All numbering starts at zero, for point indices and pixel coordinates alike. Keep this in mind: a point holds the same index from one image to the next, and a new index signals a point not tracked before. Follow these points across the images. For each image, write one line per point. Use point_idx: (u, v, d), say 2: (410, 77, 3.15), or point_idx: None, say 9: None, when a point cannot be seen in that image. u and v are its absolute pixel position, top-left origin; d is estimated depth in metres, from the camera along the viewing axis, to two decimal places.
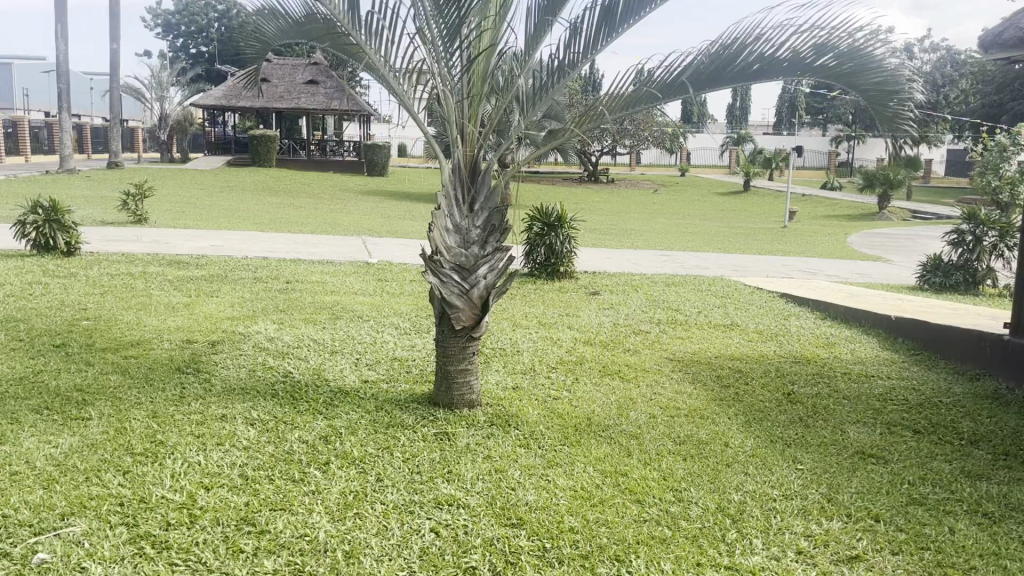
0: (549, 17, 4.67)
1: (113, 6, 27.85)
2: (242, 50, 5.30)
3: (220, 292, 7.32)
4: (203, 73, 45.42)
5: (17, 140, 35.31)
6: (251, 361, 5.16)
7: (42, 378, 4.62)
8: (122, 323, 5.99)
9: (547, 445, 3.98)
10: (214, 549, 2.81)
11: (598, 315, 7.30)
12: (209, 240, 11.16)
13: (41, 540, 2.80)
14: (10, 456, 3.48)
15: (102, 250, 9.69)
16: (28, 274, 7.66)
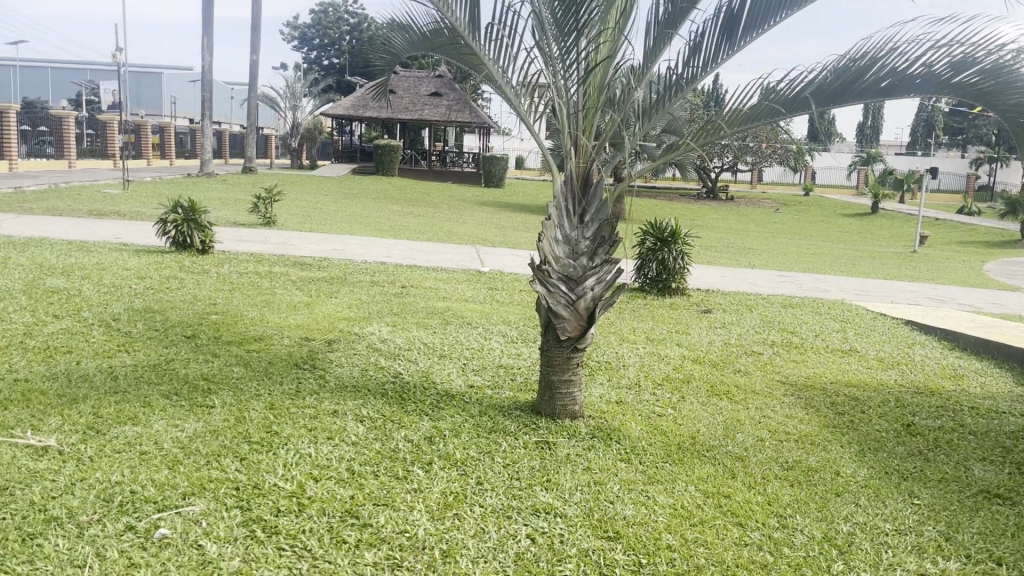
0: (669, 31, 4.66)
1: (255, 19, 29.50)
2: (371, 62, 5.51)
3: (339, 294, 7.61)
4: (333, 84, 47.39)
5: (163, 145, 37.80)
6: (364, 361, 5.34)
7: (173, 366, 4.93)
8: (248, 318, 6.32)
9: (649, 462, 3.94)
10: (319, 537, 2.93)
11: (708, 333, 7.17)
12: (331, 244, 11.62)
13: (163, 517, 2.99)
14: (141, 436, 3.74)
15: (233, 249, 10.26)
16: (166, 268, 8.19)
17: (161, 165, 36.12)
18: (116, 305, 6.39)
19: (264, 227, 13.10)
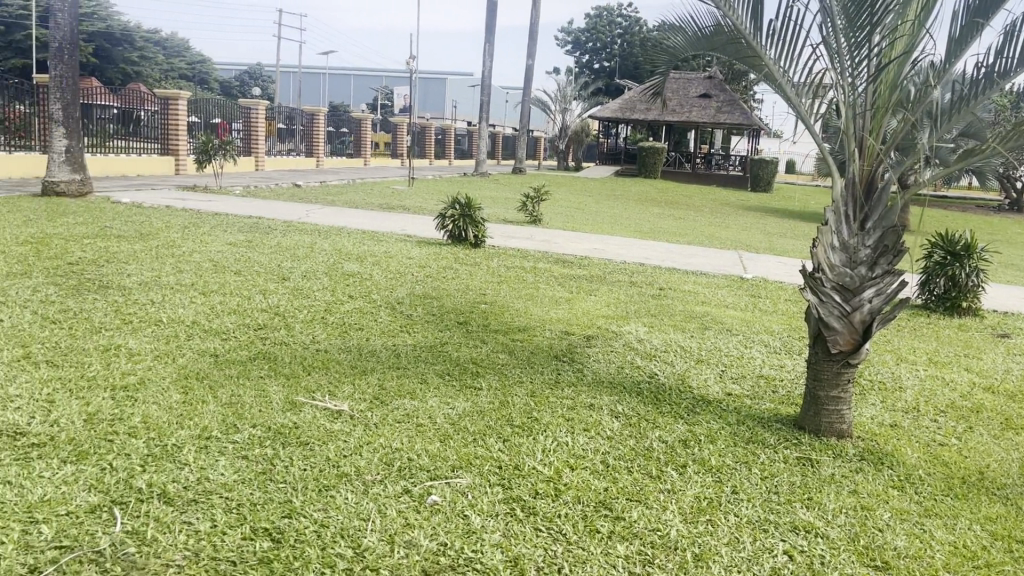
0: (980, 21, 4.24)
1: (534, 25, 30.85)
2: (646, 64, 5.56)
3: (599, 292, 7.76)
4: (603, 87, 48.21)
5: (444, 145, 40.70)
6: (621, 359, 5.41)
7: (447, 348, 5.32)
8: (514, 310, 6.65)
9: (926, 493, 3.62)
10: (574, 524, 3.03)
11: (1004, 361, 6.40)
12: (594, 243, 11.87)
13: (434, 485, 3.24)
14: (417, 410, 4.09)
15: (502, 244, 10.83)
16: (443, 259, 8.84)
17: (441, 164, 38.91)
18: (399, 289, 7.02)
19: (530, 224, 13.67)
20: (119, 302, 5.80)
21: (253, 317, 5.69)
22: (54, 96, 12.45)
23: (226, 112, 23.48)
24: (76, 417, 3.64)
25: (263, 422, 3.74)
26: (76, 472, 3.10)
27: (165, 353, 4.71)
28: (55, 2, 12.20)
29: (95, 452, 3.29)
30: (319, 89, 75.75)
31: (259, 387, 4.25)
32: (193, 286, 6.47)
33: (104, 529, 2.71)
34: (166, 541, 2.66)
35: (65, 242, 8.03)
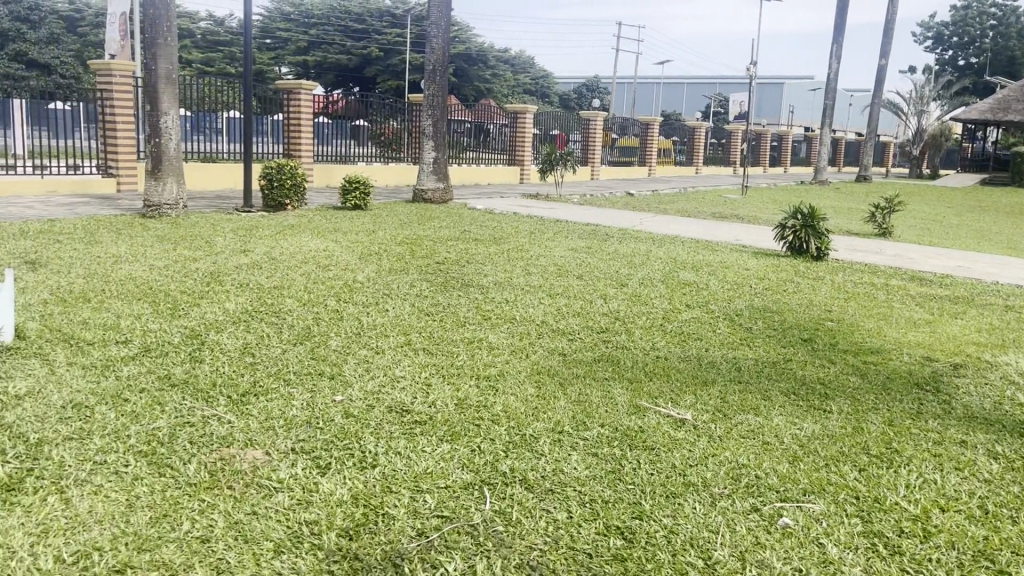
0: None
1: (889, 22, 28.49)
2: None
3: (967, 315, 6.94)
4: (969, 86, 43.09)
5: (781, 153, 39.10)
6: (998, 393, 4.78)
7: (792, 366, 5.10)
8: (865, 329, 6.18)
9: None
10: (947, 571, 2.74)
11: None
12: (958, 261, 10.63)
13: (786, 507, 3.13)
14: (764, 427, 3.97)
15: (849, 258, 10.14)
16: (782, 272, 8.49)
17: (775, 173, 37.44)
18: (739, 301, 6.87)
19: (879, 237, 12.61)
20: (478, 299, 6.39)
21: (596, 320, 5.93)
22: (426, 113, 14.05)
23: (567, 123, 24.76)
24: (449, 400, 4.07)
25: (612, 423, 3.88)
26: (451, 450, 3.47)
27: (520, 349, 5.08)
28: (431, 29, 13.76)
29: (466, 434, 3.66)
30: (653, 100, 76.95)
31: (605, 389, 4.41)
32: (541, 288, 6.91)
33: (476, 505, 3.00)
34: (529, 525, 2.87)
35: (432, 244, 9.02)
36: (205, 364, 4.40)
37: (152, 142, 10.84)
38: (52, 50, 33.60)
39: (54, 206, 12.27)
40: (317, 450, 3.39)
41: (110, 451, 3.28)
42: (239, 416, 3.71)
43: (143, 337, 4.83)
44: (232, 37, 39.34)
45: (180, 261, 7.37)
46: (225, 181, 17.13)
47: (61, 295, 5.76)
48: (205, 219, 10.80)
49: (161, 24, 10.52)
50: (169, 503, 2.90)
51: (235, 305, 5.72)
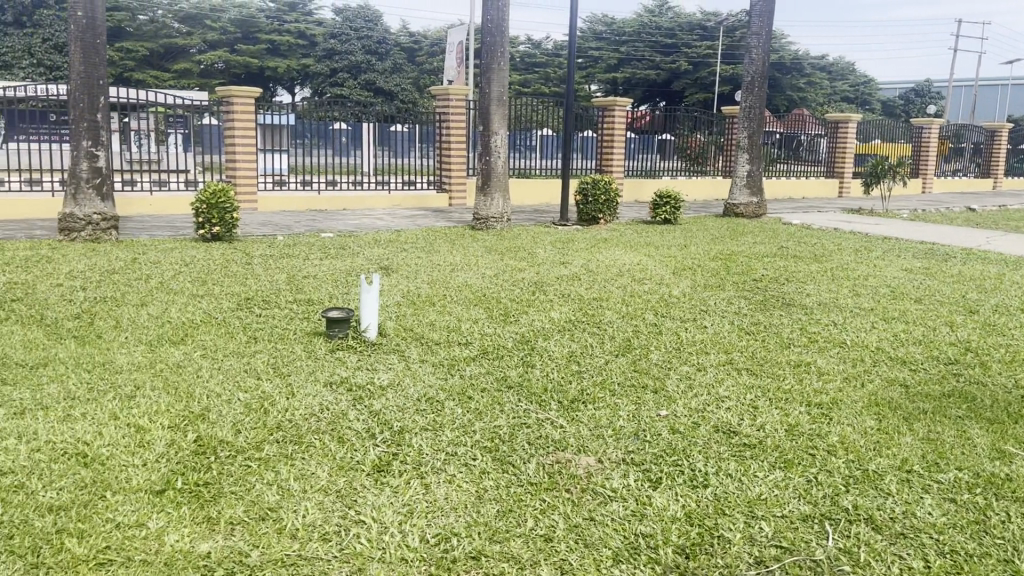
0: None
1: None
2: None
3: None
4: None
5: None
6: None
7: None
8: None
9: None
10: None
11: None
12: None
13: None
14: None
15: None
16: None
17: None
18: None
19: None
20: (804, 320, 6.06)
21: (941, 350, 5.35)
22: (742, 126, 13.79)
23: (896, 133, 22.76)
24: (779, 425, 3.89)
25: (972, 467, 3.46)
26: (785, 479, 3.31)
27: (854, 376, 4.73)
28: (752, 39, 13.49)
29: (799, 462, 3.47)
30: (999, 103, 68.37)
31: (958, 428, 3.95)
32: (873, 311, 6.40)
33: (818, 540, 2.83)
34: (880, 569, 2.66)
35: (748, 260, 8.77)
36: (536, 369, 4.65)
37: (483, 160, 11.74)
38: (395, 79, 37.82)
39: (398, 218, 13.78)
40: (647, 464, 3.41)
41: (459, 444, 3.58)
42: (570, 422, 3.86)
43: (480, 340, 5.23)
44: (548, 58, 41.34)
45: (507, 271, 7.89)
46: (543, 196, 18.13)
47: (410, 298, 6.42)
48: (526, 232, 11.48)
49: (496, 50, 11.35)
50: (513, 499, 3.10)
51: (560, 314, 5.98)
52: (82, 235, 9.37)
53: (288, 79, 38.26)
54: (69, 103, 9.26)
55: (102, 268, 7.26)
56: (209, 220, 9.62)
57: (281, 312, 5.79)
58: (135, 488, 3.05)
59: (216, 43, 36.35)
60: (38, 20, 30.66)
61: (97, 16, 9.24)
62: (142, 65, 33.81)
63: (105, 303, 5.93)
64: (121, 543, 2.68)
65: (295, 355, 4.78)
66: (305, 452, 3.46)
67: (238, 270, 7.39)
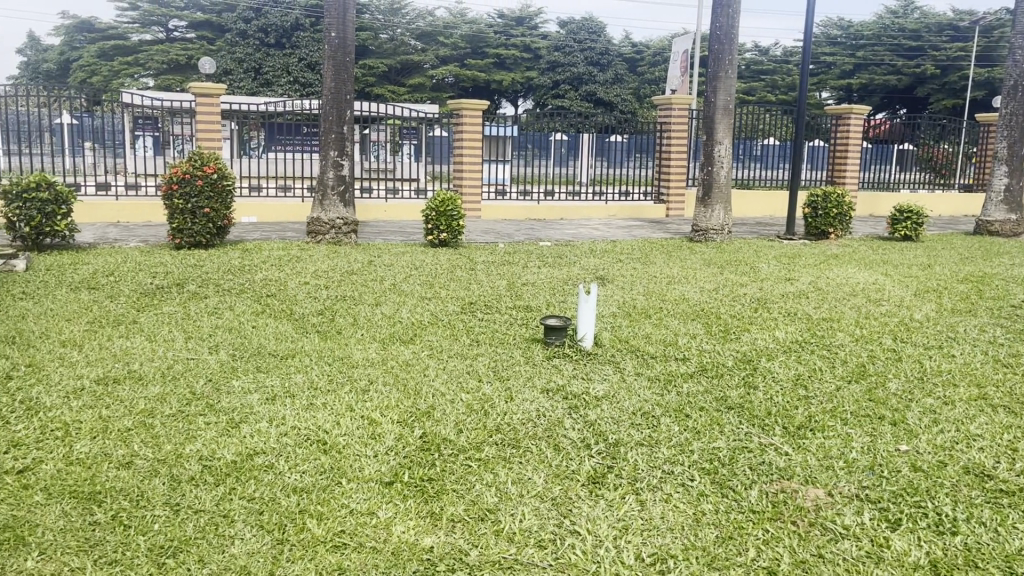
0: None
1: None
2: None
3: None
4: None
5: None
6: None
7: None
8: None
9: None
10: None
11: None
12: None
13: None
14: None
15: None
16: None
17: None
18: None
19: None
20: None
21: None
22: (1001, 134, 12.43)
23: None
24: None
25: None
26: None
27: None
28: (1017, 38, 12.14)
29: None
30: None
31: None
32: None
33: None
34: None
35: (1004, 283, 7.87)
36: (759, 391, 4.43)
37: (705, 170, 11.46)
38: (617, 90, 38.08)
39: (616, 229, 13.78)
40: (885, 502, 3.14)
41: (676, 463, 3.48)
42: (796, 450, 3.64)
43: (699, 356, 5.08)
44: (777, 65, 39.58)
45: (728, 286, 7.62)
46: (768, 209, 17.36)
47: (627, 310, 6.38)
48: (747, 245, 11.05)
49: (723, 58, 11.07)
50: (733, 526, 2.97)
51: (785, 334, 5.68)
52: (326, 237, 10.21)
53: (513, 92, 39.55)
54: (321, 116, 10.13)
55: (342, 269, 7.86)
56: (437, 226, 10.13)
57: (501, 318, 5.96)
58: (366, 478, 3.24)
59: (448, 58, 38.31)
60: (296, 42, 33.95)
61: (348, 36, 10.03)
62: (382, 81, 36.36)
63: (344, 301, 6.41)
64: (354, 528, 2.86)
65: (514, 360, 4.89)
66: (522, 456, 3.53)
67: (462, 275, 7.72)
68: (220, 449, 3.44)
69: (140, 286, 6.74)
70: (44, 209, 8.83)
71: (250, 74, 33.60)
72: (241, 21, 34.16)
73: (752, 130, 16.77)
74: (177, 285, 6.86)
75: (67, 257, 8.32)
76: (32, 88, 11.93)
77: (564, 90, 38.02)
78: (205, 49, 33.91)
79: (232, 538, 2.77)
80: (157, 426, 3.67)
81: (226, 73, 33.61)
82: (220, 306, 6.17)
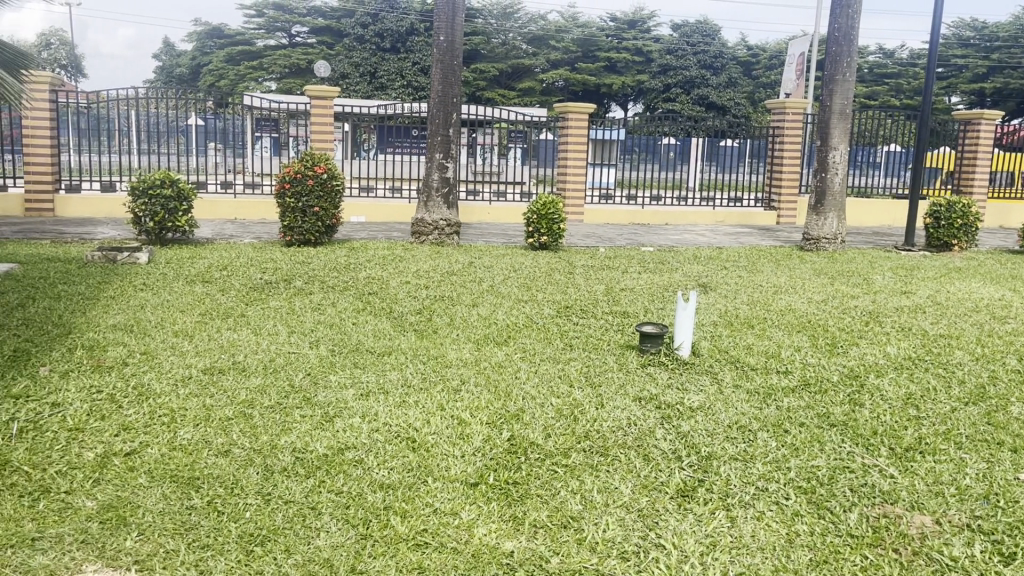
0: None
1: None
2: None
3: None
4: None
5: None
6: None
7: None
8: None
9: None
10: None
11: None
12: None
13: None
14: None
15: None
16: None
17: None
18: None
19: None
20: None
21: None
22: None
23: None
24: None
25: None
26: None
27: None
28: None
29: None
30: None
31: None
32: None
33: None
34: None
35: None
36: (865, 409, 4.20)
37: (818, 176, 11.03)
38: (729, 94, 37.22)
39: (723, 235, 13.44)
40: (998, 534, 2.92)
41: (771, 480, 3.34)
42: (903, 473, 3.43)
43: (802, 370, 4.87)
44: (902, 68, 37.73)
45: (838, 297, 7.30)
46: (885, 217, 16.20)
47: (728, 319, 6.20)
48: (862, 255, 10.58)
49: (842, 59, 10.62)
50: (829, 550, 2.83)
51: (897, 350, 5.38)
52: (430, 238, 10.38)
53: (622, 95, 39.21)
54: (428, 119, 10.31)
55: (443, 269, 7.97)
56: (538, 229, 10.13)
57: (597, 323, 5.89)
58: (452, 478, 3.25)
59: (558, 62, 38.36)
60: (411, 47, 34.80)
61: (456, 40, 10.17)
62: (493, 85, 36.77)
63: (442, 301, 6.48)
64: (437, 528, 2.88)
65: (607, 367, 4.83)
66: (610, 465, 3.46)
67: (560, 278, 7.68)
68: (313, 442, 3.52)
69: (251, 280, 7.02)
70: (167, 205, 9.32)
71: (366, 78, 34.59)
72: (359, 26, 35.27)
73: (871, 136, 16.04)
74: (284, 280, 7.11)
75: (187, 252, 8.76)
76: (166, 91, 12.61)
77: (675, 93, 37.39)
78: (325, 54, 35.15)
79: (318, 530, 2.83)
80: (255, 417, 3.80)
81: (343, 76, 34.69)
82: (323, 303, 6.35)
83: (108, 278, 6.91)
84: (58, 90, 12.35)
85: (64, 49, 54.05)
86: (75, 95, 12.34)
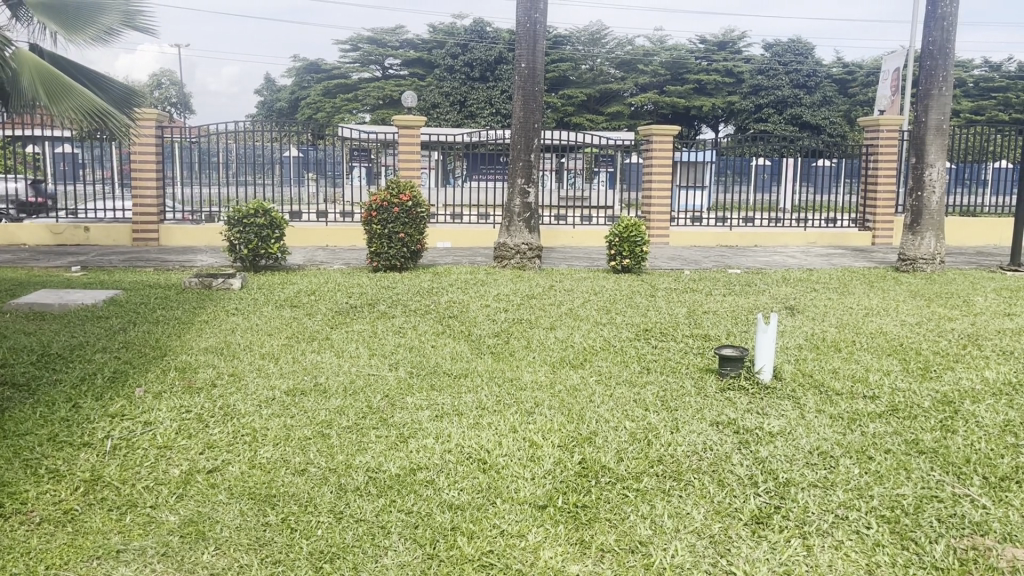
0: None
1: None
2: None
3: None
4: None
5: None
6: None
7: None
8: None
9: None
10: None
11: None
12: None
13: None
14: None
15: None
16: None
17: None
18: None
19: None
20: None
21: None
22: None
23: None
24: None
25: None
26: None
27: None
28: None
29: None
30: None
31: None
32: None
33: None
34: None
35: None
36: (958, 436, 3.99)
37: (914, 195, 10.58)
38: (824, 113, 36.39)
39: (814, 257, 13.03)
40: None
41: (852, 508, 3.21)
42: (996, 504, 3.25)
43: (891, 395, 4.66)
44: (1010, 81, 36.08)
45: (934, 320, 7.00)
46: (990, 237, 15.37)
47: (815, 342, 6.00)
48: (963, 277, 10.09)
49: (937, 74, 10.24)
50: None
51: (996, 374, 5.10)
52: (512, 262, 10.43)
53: (712, 117, 38.67)
54: (510, 144, 10.43)
55: (524, 293, 8.02)
56: (620, 253, 10.07)
57: (676, 346, 5.80)
58: (521, 500, 3.26)
59: (647, 86, 38.05)
60: (499, 75, 35.40)
61: (537, 66, 10.28)
62: (581, 110, 36.97)
63: (521, 324, 6.52)
64: (502, 549, 2.89)
65: (685, 391, 4.73)
66: (683, 490, 3.40)
67: (641, 302, 7.60)
68: (386, 462, 3.58)
69: (337, 305, 7.22)
70: (260, 233, 9.68)
71: (455, 106, 35.08)
72: (449, 57, 36.18)
73: (978, 152, 15.26)
74: (369, 305, 7.29)
75: (278, 278, 9.07)
76: (265, 125, 13.08)
77: (767, 113, 36.70)
78: (416, 85, 35.93)
79: (386, 548, 2.88)
80: (333, 437, 3.90)
81: (434, 106, 35.15)
82: (405, 326, 6.48)
83: (203, 304, 7.22)
84: (164, 126, 12.99)
85: (175, 88, 57.12)
86: (180, 131, 12.99)
